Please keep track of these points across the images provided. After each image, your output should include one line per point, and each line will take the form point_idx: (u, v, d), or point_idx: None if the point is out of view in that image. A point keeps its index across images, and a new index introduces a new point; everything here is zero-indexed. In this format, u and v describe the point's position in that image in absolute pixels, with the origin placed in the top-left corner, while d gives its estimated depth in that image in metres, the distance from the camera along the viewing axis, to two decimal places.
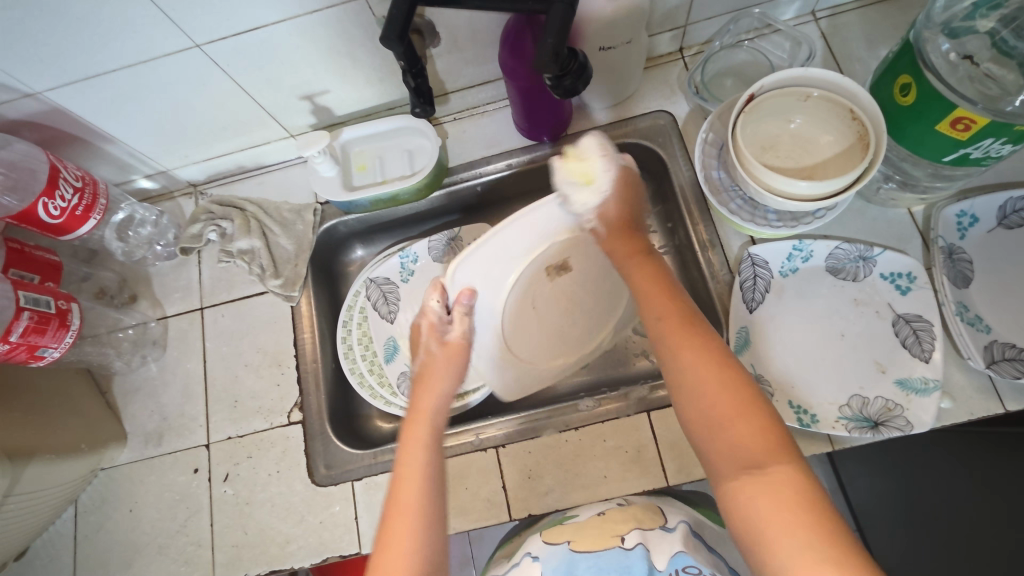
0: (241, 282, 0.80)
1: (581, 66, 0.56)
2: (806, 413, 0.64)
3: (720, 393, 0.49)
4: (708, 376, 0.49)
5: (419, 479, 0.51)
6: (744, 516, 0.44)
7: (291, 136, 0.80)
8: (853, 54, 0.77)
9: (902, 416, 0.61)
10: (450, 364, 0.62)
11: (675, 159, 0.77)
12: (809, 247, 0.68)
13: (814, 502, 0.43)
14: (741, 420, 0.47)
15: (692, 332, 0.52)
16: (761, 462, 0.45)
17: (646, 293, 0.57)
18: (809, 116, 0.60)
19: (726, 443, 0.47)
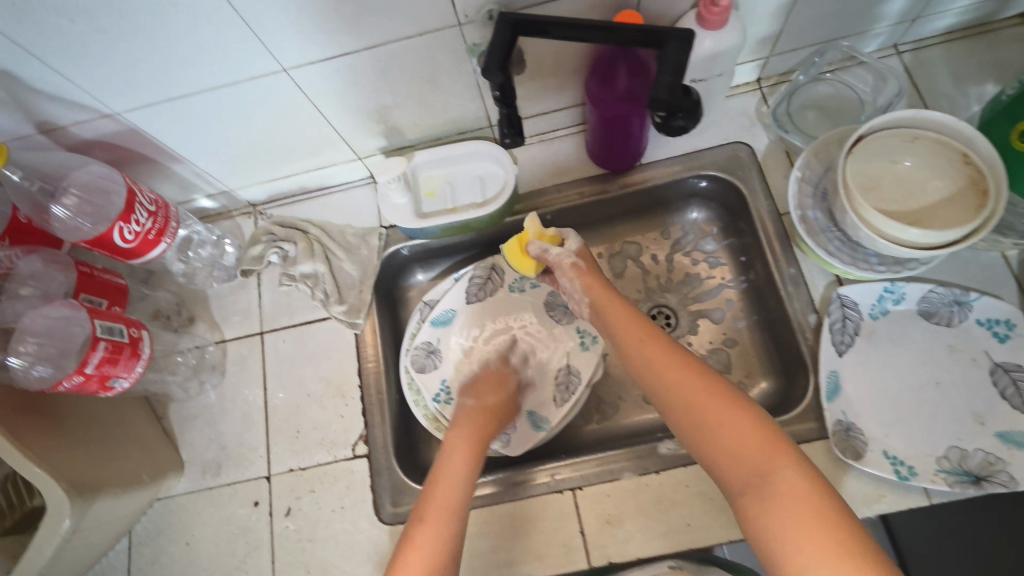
0: (303, 307, 0.78)
1: (693, 105, 0.52)
2: (902, 464, 0.61)
3: (707, 406, 0.53)
4: (696, 395, 0.54)
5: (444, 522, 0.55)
6: (760, 534, 0.46)
7: (358, 158, 0.77)
8: (940, 89, 0.75)
9: (1005, 472, 0.58)
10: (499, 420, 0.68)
11: (754, 193, 0.75)
12: (901, 289, 0.65)
13: (829, 507, 0.44)
14: (730, 430, 0.51)
15: (674, 357, 0.57)
16: (763, 473, 0.48)
17: (621, 327, 0.62)
18: (916, 159, 0.58)
19: (726, 454, 0.50)
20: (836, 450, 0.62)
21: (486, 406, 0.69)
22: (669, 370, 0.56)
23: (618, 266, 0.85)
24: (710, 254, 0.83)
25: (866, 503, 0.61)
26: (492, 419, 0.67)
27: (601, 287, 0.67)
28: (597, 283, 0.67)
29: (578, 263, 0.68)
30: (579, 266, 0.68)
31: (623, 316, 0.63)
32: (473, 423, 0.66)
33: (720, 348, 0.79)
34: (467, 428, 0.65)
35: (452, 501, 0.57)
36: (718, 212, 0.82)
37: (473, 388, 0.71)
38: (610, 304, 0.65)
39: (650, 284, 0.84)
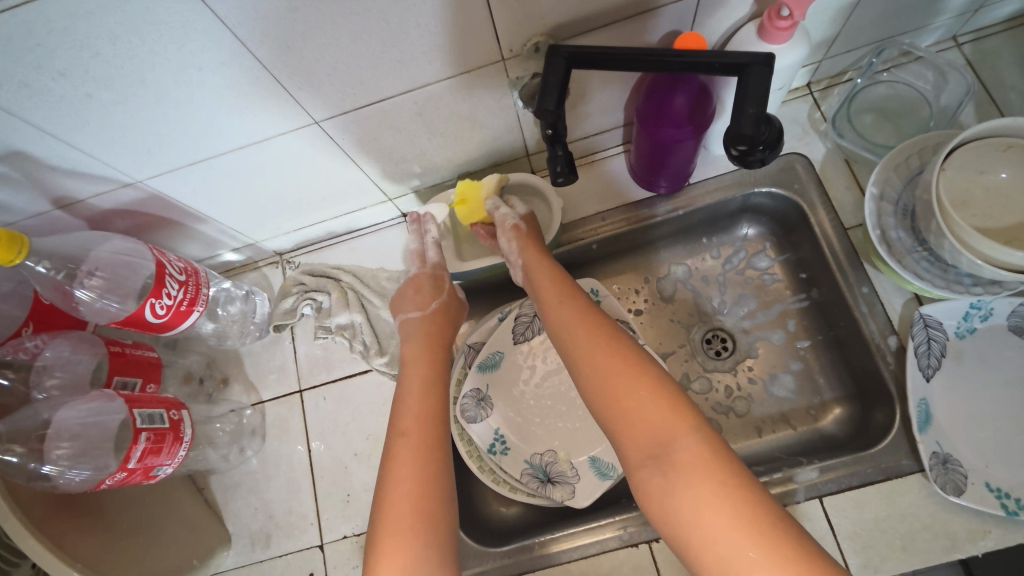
0: (342, 360, 0.73)
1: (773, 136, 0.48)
2: (1010, 498, 0.56)
3: (608, 371, 0.49)
4: (599, 359, 0.50)
5: (416, 458, 0.51)
6: (666, 509, 0.42)
7: (389, 200, 0.73)
8: (1006, 82, 0.70)
9: None
10: (441, 323, 0.65)
11: (814, 206, 0.70)
12: (989, 304, 0.60)
13: (738, 481, 0.41)
14: (630, 396, 0.47)
15: (587, 322, 0.54)
16: (664, 442, 0.44)
17: (544, 294, 0.59)
18: (1013, 171, 0.53)
19: (627, 424, 0.46)
20: (935, 484, 0.57)
21: (431, 313, 0.65)
22: (580, 335, 0.53)
23: (669, 289, 0.81)
24: (765, 271, 0.79)
25: (971, 541, 0.56)
26: (441, 320, 0.65)
27: (529, 252, 0.63)
28: (526, 248, 0.64)
29: (518, 225, 0.65)
30: (520, 229, 0.65)
31: (546, 279, 0.60)
32: (425, 332, 0.63)
33: (783, 371, 0.75)
34: (425, 341, 0.63)
35: (427, 443, 0.52)
36: (771, 226, 0.77)
37: (408, 298, 0.66)
38: (536, 270, 0.62)
39: (703, 307, 0.80)
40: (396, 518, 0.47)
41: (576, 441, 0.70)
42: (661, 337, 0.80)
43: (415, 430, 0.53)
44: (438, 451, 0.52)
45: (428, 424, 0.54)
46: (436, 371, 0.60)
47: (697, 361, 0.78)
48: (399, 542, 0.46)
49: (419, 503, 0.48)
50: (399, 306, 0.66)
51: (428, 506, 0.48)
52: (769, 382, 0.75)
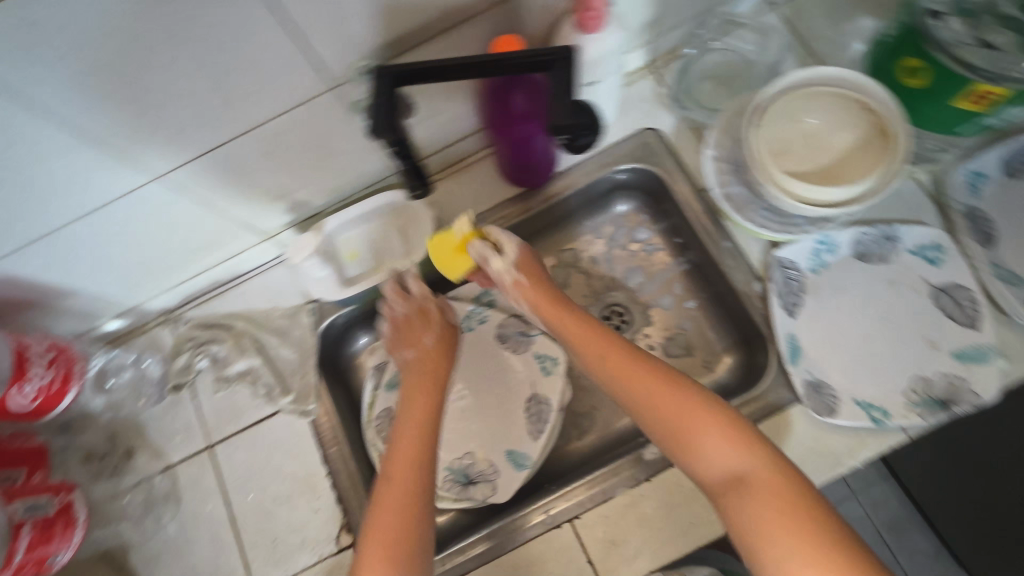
0: (247, 407, 0.72)
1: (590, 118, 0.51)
2: (876, 408, 0.61)
3: (674, 410, 0.54)
4: (660, 398, 0.55)
5: (398, 497, 0.54)
6: (744, 529, 0.47)
7: (267, 238, 0.73)
8: (822, 33, 0.76)
9: (969, 389, 0.60)
10: (444, 355, 0.67)
11: (672, 175, 0.75)
12: (834, 238, 0.67)
13: (806, 500, 0.46)
14: (694, 428, 0.52)
15: (642, 363, 0.58)
16: (740, 471, 0.49)
17: (583, 343, 0.62)
18: (821, 115, 0.57)
19: (701, 457, 0.51)
20: (810, 407, 0.62)
21: (426, 347, 0.67)
22: (637, 377, 0.57)
23: (562, 276, 0.85)
24: (646, 243, 0.84)
25: (851, 454, 0.61)
26: (441, 358, 0.66)
27: (549, 303, 0.66)
28: (544, 302, 0.66)
29: (518, 280, 0.67)
30: (521, 283, 0.67)
31: (575, 326, 0.64)
32: (425, 360, 0.66)
33: (677, 332, 0.80)
34: (424, 378, 0.64)
35: (407, 475, 0.55)
36: (644, 200, 0.82)
37: (399, 339, 0.68)
38: (564, 323, 0.65)
39: (596, 286, 0.84)
40: (374, 552, 0.51)
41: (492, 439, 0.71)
42: None
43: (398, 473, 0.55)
44: (412, 487, 0.54)
45: (419, 451, 0.57)
46: (431, 397, 0.62)
47: None
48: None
49: (397, 542, 0.51)
50: (393, 344, 0.68)
51: (407, 544, 0.51)
52: (665, 345, 0.80)
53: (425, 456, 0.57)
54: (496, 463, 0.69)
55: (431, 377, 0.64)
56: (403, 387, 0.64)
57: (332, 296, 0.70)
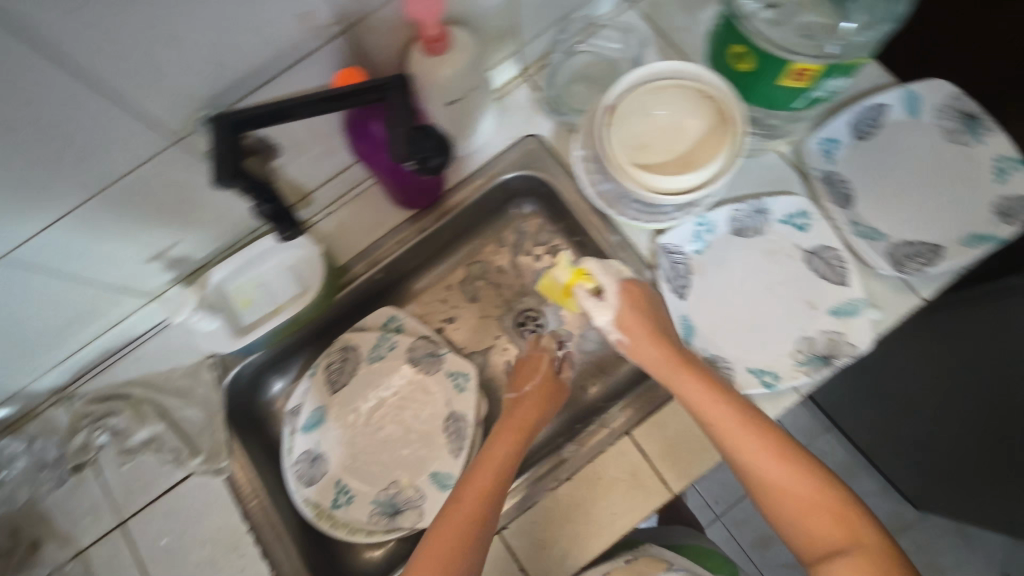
0: (156, 476, 0.69)
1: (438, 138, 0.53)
2: (767, 373, 0.65)
3: (784, 481, 0.56)
4: (760, 462, 0.57)
5: (453, 541, 0.56)
6: None
7: (153, 298, 0.70)
8: (679, 23, 0.77)
9: (845, 342, 0.64)
10: (540, 410, 0.70)
11: (557, 178, 0.76)
12: (711, 219, 0.69)
13: (885, 557, 0.51)
14: (773, 471, 0.57)
15: (749, 425, 0.57)
16: (842, 540, 0.53)
17: (687, 394, 0.60)
18: (668, 105, 0.60)
19: (802, 520, 0.55)
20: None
21: (535, 407, 0.70)
22: (754, 442, 0.57)
23: (470, 290, 0.85)
24: (549, 246, 0.85)
25: None
26: (534, 410, 0.70)
27: (655, 352, 0.63)
28: (652, 354, 0.63)
29: (620, 340, 0.66)
30: (624, 343, 0.66)
31: (680, 379, 0.61)
32: (516, 419, 0.68)
33: (588, 329, 0.82)
34: (516, 430, 0.67)
35: (469, 522, 0.58)
36: (540, 205, 0.83)
37: (523, 373, 0.74)
38: (675, 380, 0.61)
39: (506, 295, 0.85)
40: None
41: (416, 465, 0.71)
42: (479, 336, 0.84)
43: (468, 509, 0.59)
44: (474, 545, 0.57)
45: (487, 492, 0.60)
46: (517, 449, 0.65)
47: (512, 344, 0.83)
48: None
49: (447, 571, 0.55)
50: (517, 380, 0.74)
51: None
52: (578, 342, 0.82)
53: (494, 502, 0.60)
54: (422, 488, 0.69)
55: (521, 431, 0.67)
56: (491, 435, 0.67)
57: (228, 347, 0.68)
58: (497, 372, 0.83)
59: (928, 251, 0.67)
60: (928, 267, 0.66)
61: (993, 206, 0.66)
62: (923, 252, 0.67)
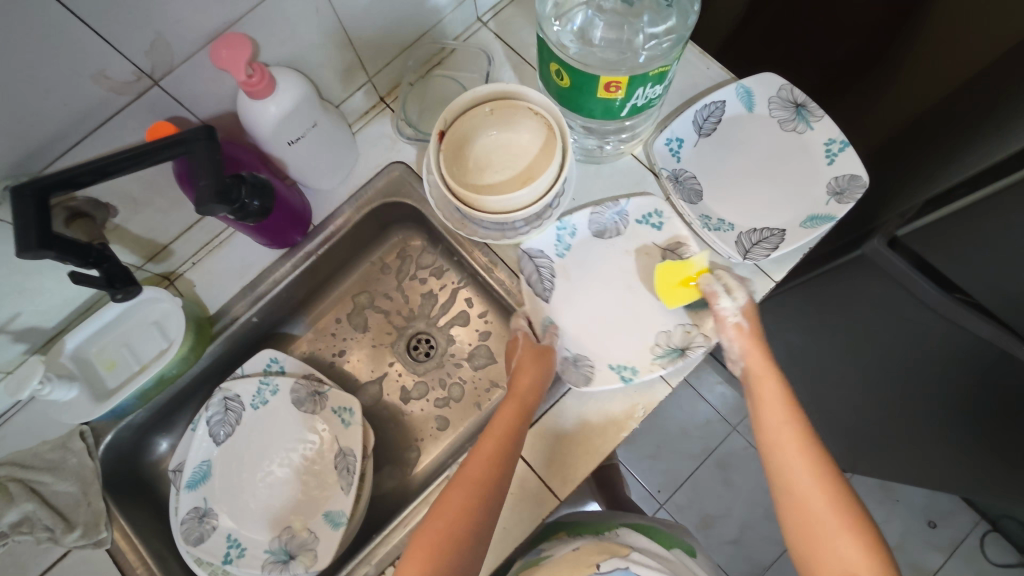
0: (32, 557, 0.66)
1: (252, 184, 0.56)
2: (626, 367, 0.67)
3: (814, 504, 0.54)
4: (799, 485, 0.55)
5: (463, 511, 0.56)
6: None
7: (7, 373, 0.67)
8: (526, 41, 0.79)
9: (700, 334, 0.68)
10: (537, 370, 0.66)
11: (424, 202, 0.78)
12: (570, 222, 0.71)
13: None
14: (804, 476, 0.56)
15: (810, 449, 0.57)
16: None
17: (768, 408, 0.61)
18: (500, 125, 0.62)
19: (818, 550, 0.52)
20: (571, 382, 0.67)
21: (537, 386, 0.65)
22: (801, 461, 0.56)
23: (360, 320, 0.86)
24: (432, 267, 0.86)
25: (629, 417, 0.67)
26: (534, 371, 0.66)
27: (761, 364, 0.64)
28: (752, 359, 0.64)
29: (739, 324, 0.64)
30: (741, 330, 0.64)
31: (773, 390, 0.62)
32: (517, 389, 0.65)
33: (479, 344, 0.83)
34: (518, 406, 0.64)
35: (482, 495, 0.57)
36: (418, 228, 0.85)
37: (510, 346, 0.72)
38: (761, 382, 0.63)
39: (396, 321, 0.85)
40: (415, 557, 0.54)
41: (312, 506, 0.71)
42: (371, 365, 0.84)
43: (475, 478, 0.58)
44: (477, 525, 0.56)
45: (488, 480, 0.58)
46: (517, 430, 0.62)
47: (406, 369, 0.84)
48: (424, 555, 0.54)
49: (445, 536, 0.55)
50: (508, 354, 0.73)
51: (446, 556, 0.54)
52: (470, 359, 0.83)
53: (502, 480, 0.59)
54: (316, 528, 0.69)
55: (523, 397, 0.65)
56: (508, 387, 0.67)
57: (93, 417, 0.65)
58: (393, 401, 0.82)
59: (773, 235, 0.69)
60: (773, 253, 0.68)
61: (828, 186, 0.69)
62: (768, 236, 0.70)
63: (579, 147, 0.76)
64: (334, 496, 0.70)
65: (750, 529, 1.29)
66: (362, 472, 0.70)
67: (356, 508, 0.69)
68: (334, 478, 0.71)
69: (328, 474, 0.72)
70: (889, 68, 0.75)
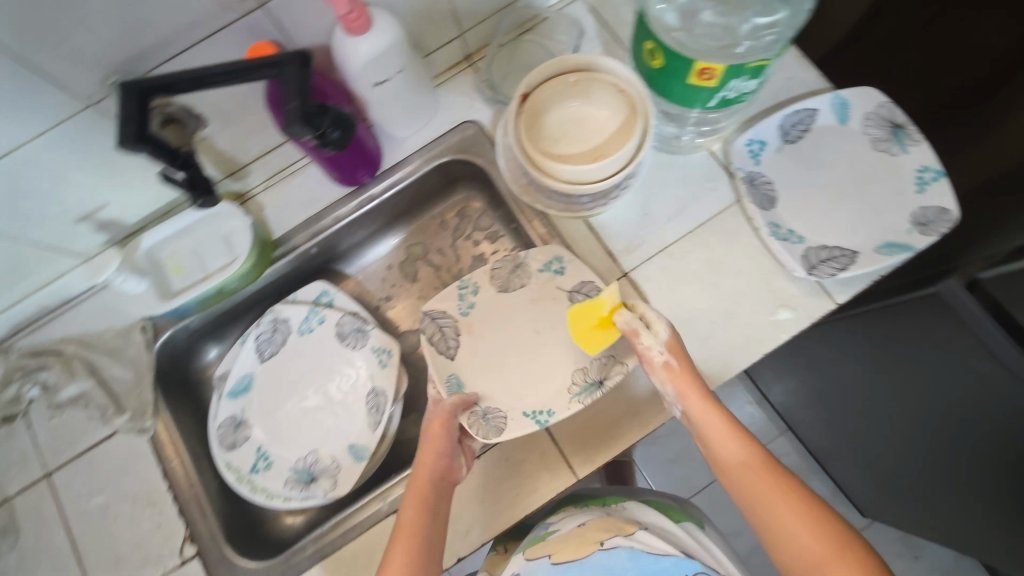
0: (83, 432, 0.72)
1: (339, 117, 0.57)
2: (542, 412, 0.66)
3: (800, 534, 0.51)
4: (784, 516, 0.53)
5: None
6: None
7: (85, 260, 0.73)
8: (622, 19, 0.78)
9: (617, 364, 0.65)
10: (436, 450, 0.63)
11: (493, 165, 0.78)
12: (471, 280, 0.74)
13: None
14: (783, 511, 0.53)
15: (779, 485, 0.54)
16: None
17: (727, 451, 0.58)
18: (581, 98, 0.61)
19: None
20: (480, 436, 0.65)
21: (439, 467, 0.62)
22: (773, 499, 0.54)
23: (410, 271, 0.87)
24: (488, 230, 0.87)
25: (660, 411, 0.66)
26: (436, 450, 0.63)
27: (702, 402, 0.59)
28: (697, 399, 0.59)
29: (669, 360, 0.59)
30: (672, 366, 0.59)
31: (725, 432, 0.58)
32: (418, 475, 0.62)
33: None
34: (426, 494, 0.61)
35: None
36: (481, 191, 0.85)
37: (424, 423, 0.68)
38: (711, 424, 0.59)
39: (444, 277, 0.87)
40: None
41: (339, 436, 0.74)
42: (413, 315, 0.86)
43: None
44: None
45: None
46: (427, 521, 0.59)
47: None
48: None
49: None
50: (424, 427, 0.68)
51: None
52: None
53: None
54: (341, 458, 0.72)
55: (428, 482, 0.61)
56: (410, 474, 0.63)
57: (155, 311, 0.71)
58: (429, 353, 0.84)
59: (844, 255, 0.67)
60: (840, 273, 0.66)
61: (912, 215, 0.66)
62: (838, 256, 0.67)
63: (657, 132, 0.75)
64: (361, 431, 0.73)
65: (758, 553, 1.27)
66: (391, 413, 0.72)
67: (381, 445, 0.72)
68: (363, 414, 0.74)
69: (358, 410, 0.75)
70: (999, 104, 0.68)
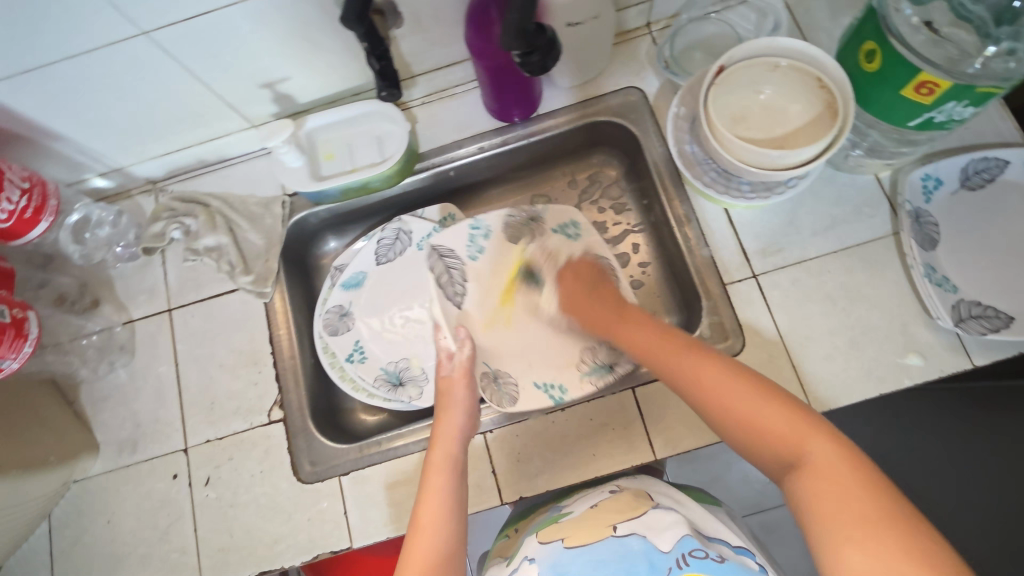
0: (209, 281, 0.77)
1: (550, 42, 0.58)
2: (555, 388, 0.71)
3: (729, 398, 0.51)
4: (712, 385, 0.53)
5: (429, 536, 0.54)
6: (799, 505, 0.45)
7: (252, 126, 0.77)
8: (819, 22, 0.75)
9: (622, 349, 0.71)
10: (460, 394, 0.66)
11: (647, 135, 0.77)
12: (483, 223, 0.76)
13: (854, 470, 0.44)
14: (717, 380, 0.53)
15: (704, 363, 0.55)
16: (796, 452, 0.47)
17: (653, 354, 0.59)
18: (778, 87, 0.61)
19: (757, 444, 0.49)
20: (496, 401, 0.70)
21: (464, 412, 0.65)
22: (703, 376, 0.54)
23: None
24: (615, 201, 0.86)
25: None
26: (458, 395, 0.66)
27: (618, 323, 0.64)
28: (608, 322, 0.66)
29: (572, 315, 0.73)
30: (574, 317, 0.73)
31: (650, 338, 0.60)
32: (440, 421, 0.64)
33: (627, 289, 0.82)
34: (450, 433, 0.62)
35: (441, 522, 0.55)
36: (621, 160, 0.85)
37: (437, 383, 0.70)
38: (629, 334, 0.63)
39: None
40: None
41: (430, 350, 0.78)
42: None
43: (427, 513, 0.56)
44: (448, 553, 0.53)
45: (446, 504, 0.56)
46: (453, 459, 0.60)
47: None
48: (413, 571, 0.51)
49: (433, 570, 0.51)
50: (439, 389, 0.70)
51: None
52: None
53: (457, 505, 0.57)
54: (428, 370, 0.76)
55: (454, 422, 0.64)
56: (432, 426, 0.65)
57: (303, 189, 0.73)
58: None
59: (998, 318, 0.63)
60: (988, 335, 0.62)
61: None
62: (991, 317, 0.63)
63: None
64: None
65: None
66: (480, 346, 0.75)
67: None
68: None
69: None
70: None
